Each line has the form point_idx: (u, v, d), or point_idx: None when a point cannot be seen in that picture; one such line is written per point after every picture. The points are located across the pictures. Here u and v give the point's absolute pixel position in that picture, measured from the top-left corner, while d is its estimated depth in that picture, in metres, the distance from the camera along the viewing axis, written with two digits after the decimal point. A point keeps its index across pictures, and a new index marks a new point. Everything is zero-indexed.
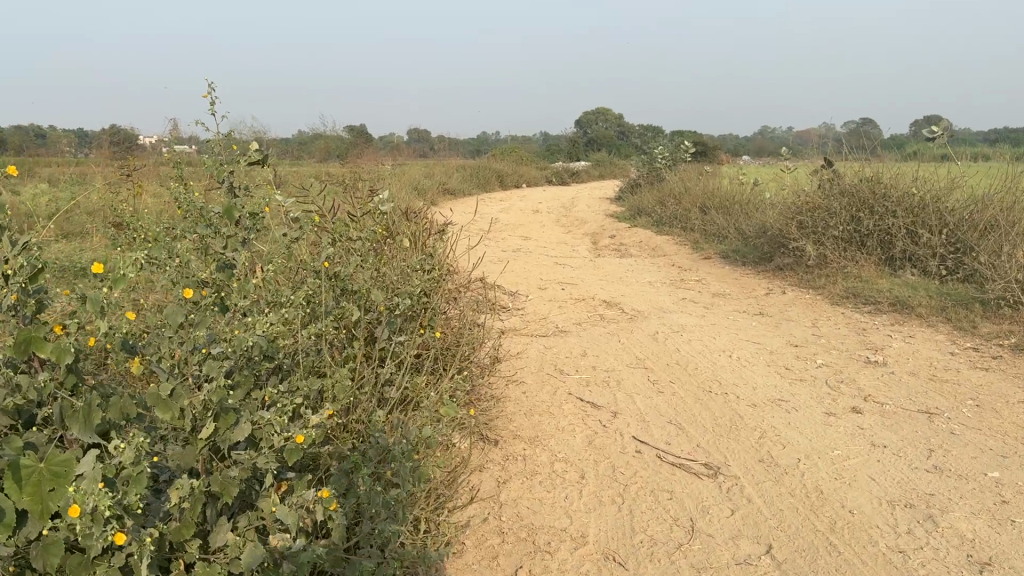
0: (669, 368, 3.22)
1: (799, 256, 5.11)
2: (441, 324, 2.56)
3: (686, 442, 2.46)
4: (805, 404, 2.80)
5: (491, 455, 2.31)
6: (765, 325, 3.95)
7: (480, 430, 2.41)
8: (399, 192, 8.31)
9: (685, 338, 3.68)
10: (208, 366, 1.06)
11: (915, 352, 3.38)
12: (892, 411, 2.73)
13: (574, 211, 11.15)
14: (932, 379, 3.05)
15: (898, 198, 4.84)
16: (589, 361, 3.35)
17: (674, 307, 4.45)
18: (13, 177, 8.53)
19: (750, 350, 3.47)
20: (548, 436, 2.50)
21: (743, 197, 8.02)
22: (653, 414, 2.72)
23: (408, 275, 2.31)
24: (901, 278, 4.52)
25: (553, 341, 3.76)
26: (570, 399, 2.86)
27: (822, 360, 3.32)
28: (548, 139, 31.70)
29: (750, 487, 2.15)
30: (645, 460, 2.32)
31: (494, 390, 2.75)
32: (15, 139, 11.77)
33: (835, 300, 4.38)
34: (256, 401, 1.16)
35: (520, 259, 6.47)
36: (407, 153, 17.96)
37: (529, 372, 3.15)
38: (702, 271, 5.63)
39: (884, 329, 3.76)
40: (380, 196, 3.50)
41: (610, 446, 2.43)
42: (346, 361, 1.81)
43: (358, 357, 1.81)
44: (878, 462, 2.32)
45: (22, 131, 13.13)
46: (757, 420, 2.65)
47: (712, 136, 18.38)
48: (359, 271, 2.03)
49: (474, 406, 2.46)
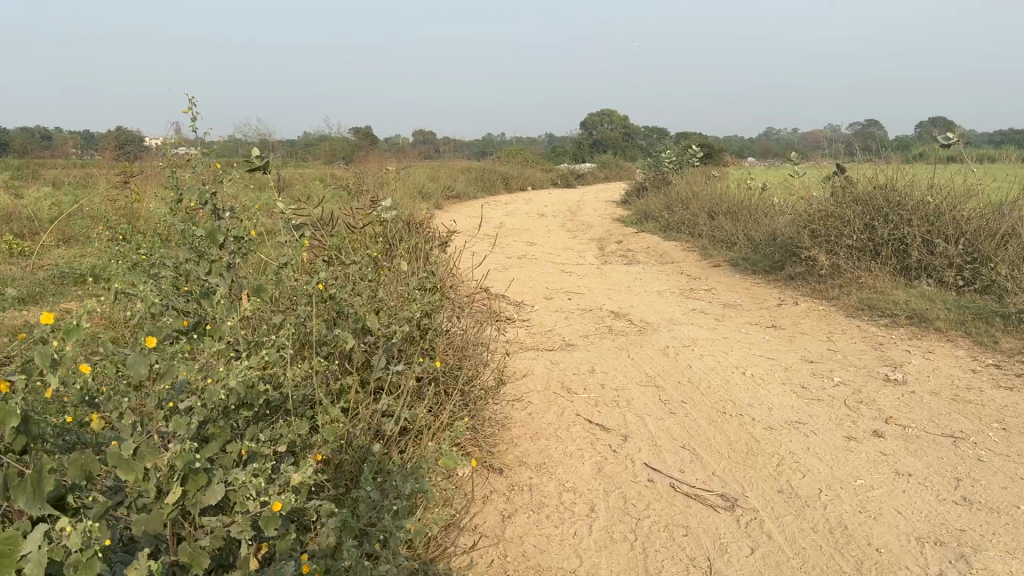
0: (680, 386, 3.11)
1: (811, 265, 4.98)
2: (444, 345, 2.45)
3: (701, 470, 2.35)
4: (824, 427, 2.68)
5: (495, 486, 2.20)
6: (779, 339, 3.83)
7: (484, 458, 2.31)
8: (404, 197, 8.21)
9: (696, 353, 3.56)
10: (176, 424, 0.99)
11: (935, 370, 3.25)
12: (916, 434, 2.61)
13: (580, 215, 11.02)
14: (955, 400, 2.91)
15: (914, 206, 4.71)
16: (598, 378, 3.24)
17: (684, 319, 4.33)
18: (17, 181, 8.46)
19: (764, 366, 3.35)
20: (556, 462, 2.39)
21: (752, 201, 7.89)
22: (665, 438, 2.61)
23: (408, 296, 2.19)
24: (918, 289, 4.39)
25: (560, 356, 3.65)
26: (578, 421, 2.75)
27: (839, 378, 3.19)
28: (553, 141, 31.60)
29: (770, 522, 2.04)
30: (658, 490, 2.21)
31: (500, 412, 2.64)
32: (21, 142, 11.72)
33: (850, 312, 4.26)
34: (230, 457, 1.08)
35: (526, 266, 6.36)
36: (412, 155, 17.84)
37: (535, 391, 3.04)
38: (711, 279, 5.51)
39: (902, 344, 3.64)
40: (384, 206, 3.40)
41: (621, 475, 2.32)
42: (339, 394, 1.71)
43: (353, 391, 1.70)
44: (903, 493, 2.20)
45: (28, 133, 13.08)
46: (774, 445, 2.54)
47: (718, 140, 18.24)
48: (355, 296, 1.93)
49: (478, 432, 2.35)
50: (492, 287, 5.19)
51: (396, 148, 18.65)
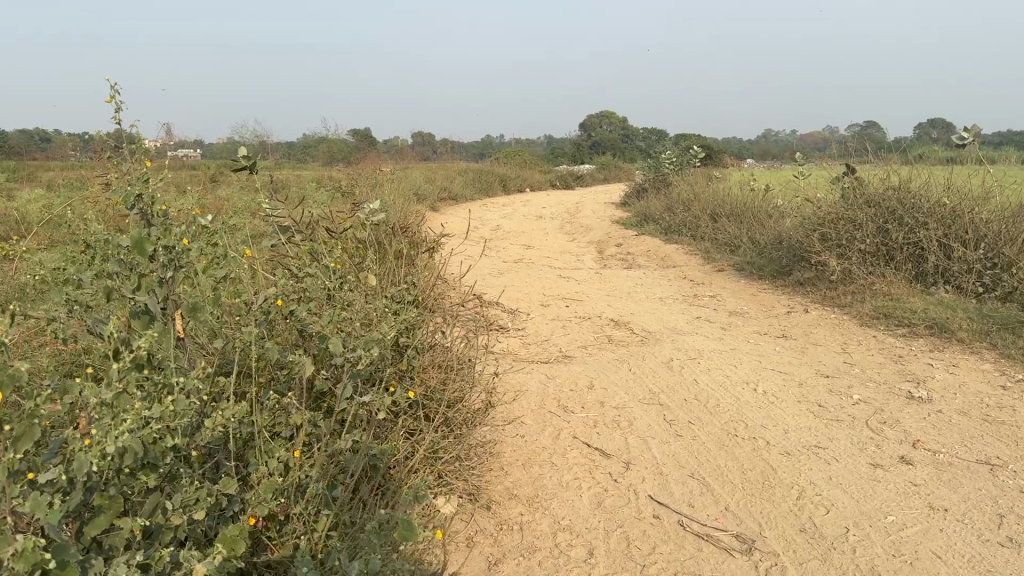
0: (686, 405, 2.86)
1: (821, 270, 4.74)
2: (425, 364, 2.19)
3: (713, 504, 2.11)
4: (846, 453, 2.44)
5: (482, 525, 1.96)
6: (790, 351, 3.58)
7: (469, 492, 2.06)
8: (399, 199, 7.95)
9: (703, 366, 3.32)
10: (36, 505, 0.87)
11: (962, 386, 3.01)
12: (948, 461, 2.36)
13: (578, 217, 10.76)
14: (987, 420, 2.68)
15: (930, 209, 4.47)
16: (596, 395, 2.99)
17: (689, 328, 4.08)
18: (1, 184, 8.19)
19: (777, 381, 3.10)
20: (550, 495, 2.14)
21: (756, 203, 7.64)
22: (671, 465, 2.36)
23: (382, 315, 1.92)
24: (935, 296, 4.14)
25: (555, 369, 3.40)
26: (575, 445, 2.50)
27: (859, 396, 2.95)
28: (551, 143, 31.39)
29: (792, 567, 1.80)
30: (665, 529, 1.97)
31: (488, 436, 2.40)
32: (13, 143, 11.48)
33: (864, 320, 4.02)
34: (122, 532, 0.98)
35: (523, 271, 6.11)
36: (409, 156, 17.57)
37: (528, 410, 2.79)
38: (715, 285, 5.26)
39: (923, 357, 3.39)
40: (368, 209, 3.15)
41: (623, 510, 2.08)
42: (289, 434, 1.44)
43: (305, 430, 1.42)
44: (941, 533, 1.96)
45: (20, 135, 12.85)
46: (792, 474, 2.29)
47: (717, 142, 18.02)
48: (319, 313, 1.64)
49: (462, 462, 2.10)
50: (486, 294, 4.94)
51: (392, 149, 18.39)
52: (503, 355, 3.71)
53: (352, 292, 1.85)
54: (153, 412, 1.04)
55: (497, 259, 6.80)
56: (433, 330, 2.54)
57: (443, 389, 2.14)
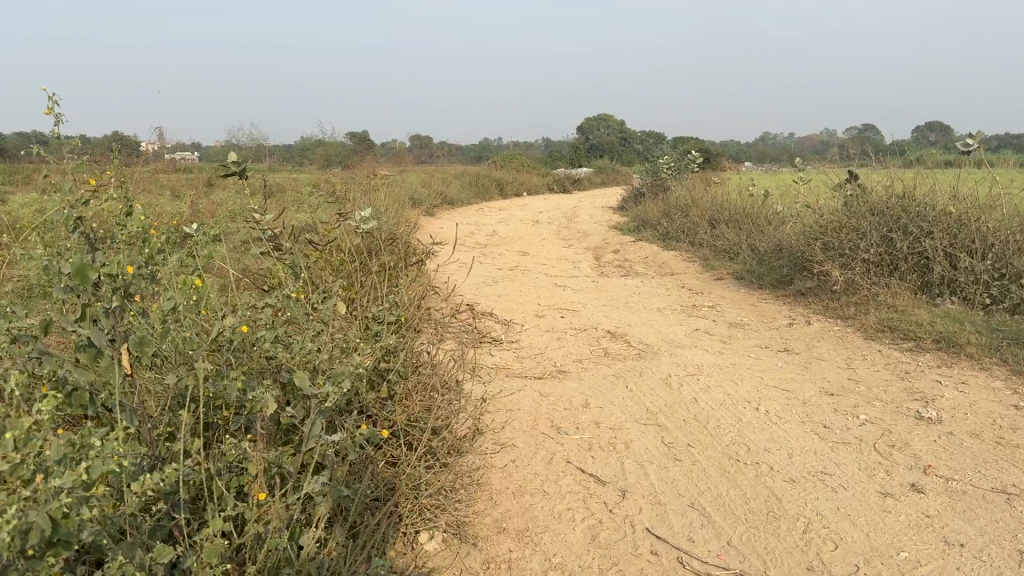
0: (685, 426, 2.73)
1: (823, 280, 4.62)
2: (408, 390, 2.06)
3: (714, 539, 1.98)
4: (854, 480, 2.32)
5: (467, 562, 1.83)
6: (793, 366, 3.46)
7: (455, 525, 1.93)
8: (393, 205, 7.82)
9: (703, 382, 3.20)
10: None
11: (973, 405, 2.89)
12: (962, 489, 2.24)
13: (575, 222, 10.64)
14: (1001, 443, 2.56)
15: (935, 218, 4.35)
16: (591, 414, 2.87)
17: (687, 341, 3.96)
18: None
19: (780, 399, 2.98)
20: (542, 528, 2.02)
21: (755, 209, 7.53)
22: (670, 494, 2.23)
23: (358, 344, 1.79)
24: (941, 308, 4.03)
25: (549, 386, 3.27)
26: (569, 471, 2.37)
27: (865, 416, 2.83)
28: (549, 146, 31.28)
29: None
30: (664, 567, 1.85)
31: (476, 462, 2.27)
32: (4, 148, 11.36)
33: (868, 333, 3.90)
34: None
35: (517, 279, 5.98)
36: (405, 160, 17.44)
37: (520, 432, 2.67)
38: (715, 294, 5.14)
39: (931, 373, 3.27)
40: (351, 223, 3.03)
41: (619, 545, 1.95)
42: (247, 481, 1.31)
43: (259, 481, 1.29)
44: (958, 572, 1.83)
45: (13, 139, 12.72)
46: (798, 504, 2.16)
47: (715, 146, 17.92)
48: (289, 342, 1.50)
49: (447, 493, 1.97)
50: (479, 304, 4.82)
51: (390, 153, 18.24)
52: (496, 371, 3.58)
53: (330, 316, 1.72)
54: (64, 486, 0.95)
55: (492, 267, 6.67)
56: (419, 349, 2.41)
57: (428, 413, 2.02)
